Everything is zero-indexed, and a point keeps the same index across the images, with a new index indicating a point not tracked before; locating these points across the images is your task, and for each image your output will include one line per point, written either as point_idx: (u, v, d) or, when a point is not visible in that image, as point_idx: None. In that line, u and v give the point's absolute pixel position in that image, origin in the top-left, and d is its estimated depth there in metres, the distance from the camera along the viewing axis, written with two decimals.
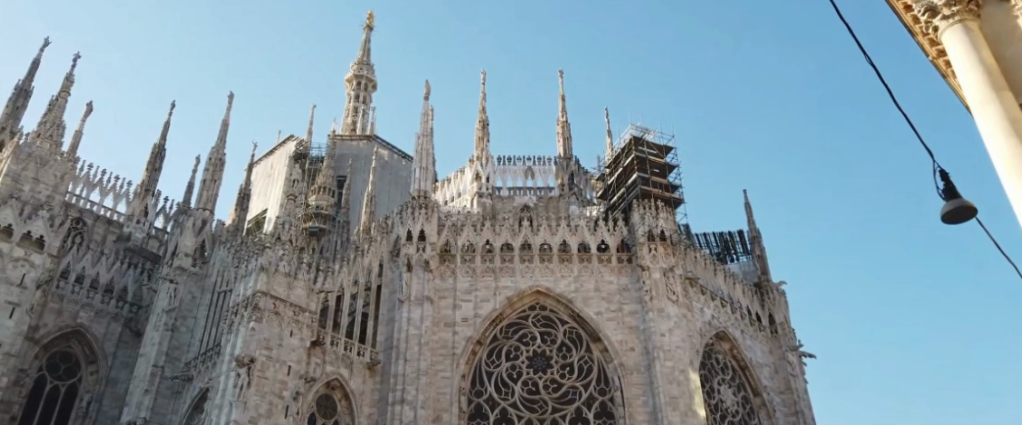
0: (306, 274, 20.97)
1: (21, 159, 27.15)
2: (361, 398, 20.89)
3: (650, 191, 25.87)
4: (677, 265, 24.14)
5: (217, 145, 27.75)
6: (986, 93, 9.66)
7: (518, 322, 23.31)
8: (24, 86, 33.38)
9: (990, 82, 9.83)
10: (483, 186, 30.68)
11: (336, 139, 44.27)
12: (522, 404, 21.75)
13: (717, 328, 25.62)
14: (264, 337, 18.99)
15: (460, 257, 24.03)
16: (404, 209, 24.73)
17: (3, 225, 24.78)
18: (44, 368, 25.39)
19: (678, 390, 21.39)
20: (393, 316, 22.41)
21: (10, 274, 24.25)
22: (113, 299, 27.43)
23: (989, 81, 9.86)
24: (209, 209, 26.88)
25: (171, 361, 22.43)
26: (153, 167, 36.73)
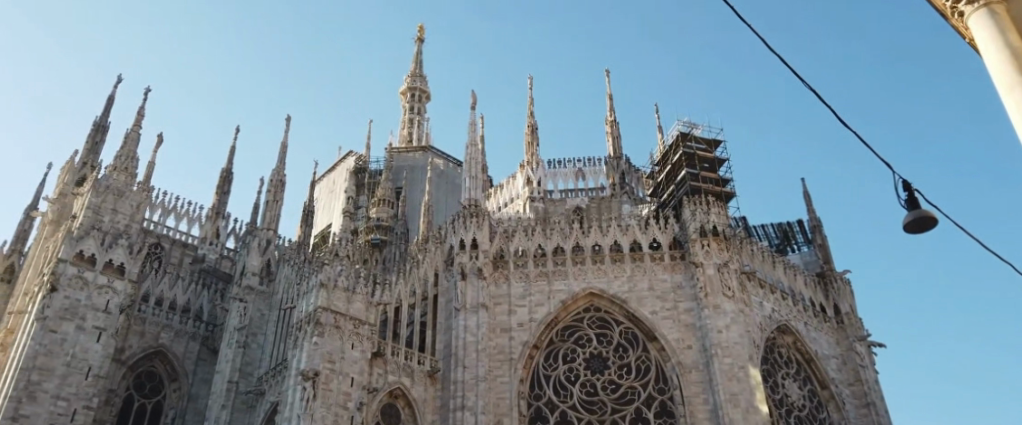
0: (364, 288, 21.72)
1: (101, 191, 28.74)
2: (424, 405, 21.56)
3: (701, 186, 25.77)
4: (732, 259, 24.02)
5: (277, 167, 28.93)
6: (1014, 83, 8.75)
7: (574, 325, 23.61)
8: (100, 122, 35.40)
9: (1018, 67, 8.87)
10: (535, 191, 31.15)
11: (393, 152, 45.73)
12: (581, 406, 22.04)
13: (778, 322, 25.20)
14: (327, 350, 19.79)
15: (513, 263, 24.49)
16: (456, 219, 25.36)
17: (87, 255, 26.36)
18: (131, 387, 26.93)
19: (738, 387, 21.26)
20: (450, 324, 23.05)
21: (95, 301, 25.72)
22: (190, 319, 28.86)
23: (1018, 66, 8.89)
24: (274, 229, 28.09)
25: (244, 377, 23.59)
26: (223, 191, 38.46)
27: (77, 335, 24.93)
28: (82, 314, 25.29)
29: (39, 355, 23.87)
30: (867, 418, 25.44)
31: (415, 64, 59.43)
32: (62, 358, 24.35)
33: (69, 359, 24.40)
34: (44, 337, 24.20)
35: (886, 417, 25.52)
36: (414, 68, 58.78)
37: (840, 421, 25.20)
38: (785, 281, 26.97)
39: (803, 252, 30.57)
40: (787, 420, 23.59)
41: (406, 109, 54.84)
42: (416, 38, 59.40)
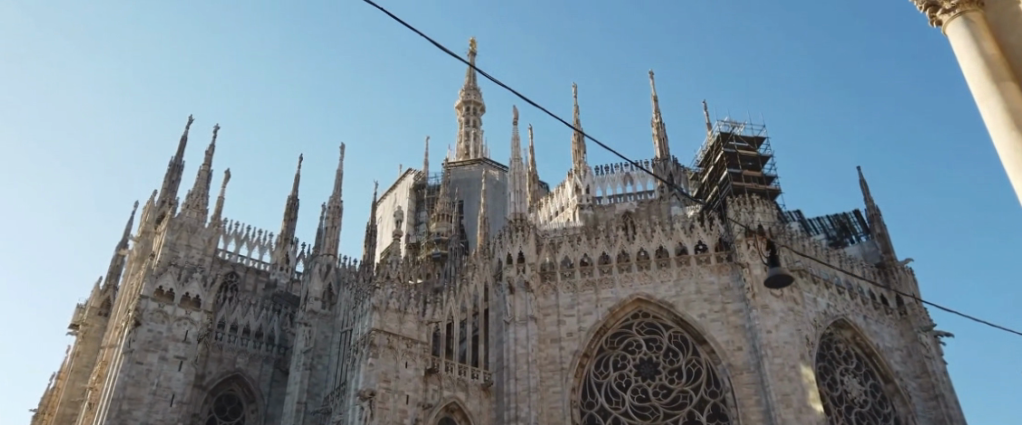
0: (415, 308, 22.62)
1: (175, 229, 30.53)
2: (480, 417, 22.34)
3: (744, 186, 25.70)
4: (780, 257, 23.92)
5: (333, 195, 30.32)
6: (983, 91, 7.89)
7: (623, 331, 24.03)
8: (176, 162, 37.69)
9: (993, 73, 8.00)
10: (584, 198, 32.04)
11: (450, 167, 47.73)
12: (633, 412, 22.40)
13: (834, 317, 24.56)
14: (382, 370, 20.67)
15: (561, 274, 25.11)
16: (503, 233, 26.14)
17: (165, 290, 27.93)
18: (213, 411, 28.55)
19: (791, 387, 21.13)
20: (501, 337, 23.80)
21: (175, 331, 27.29)
22: (263, 343, 30.47)
23: (992, 72, 8.03)
24: (333, 254, 29.34)
25: (312, 397, 24.84)
26: (290, 217, 40.37)
27: (161, 365, 26.47)
28: (164, 345, 26.86)
29: (128, 385, 25.46)
30: (936, 410, 24.51)
31: (468, 77, 61.12)
32: (148, 388, 25.91)
33: (155, 388, 25.93)
34: (131, 369, 25.78)
35: (957, 409, 24.46)
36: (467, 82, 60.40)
37: (907, 415, 24.38)
38: (841, 273, 26.30)
39: (861, 243, 29.97)
40: (847, 417, 22.92)
41: (461, 123, 56.45)
42: (467, 52, 61.04)
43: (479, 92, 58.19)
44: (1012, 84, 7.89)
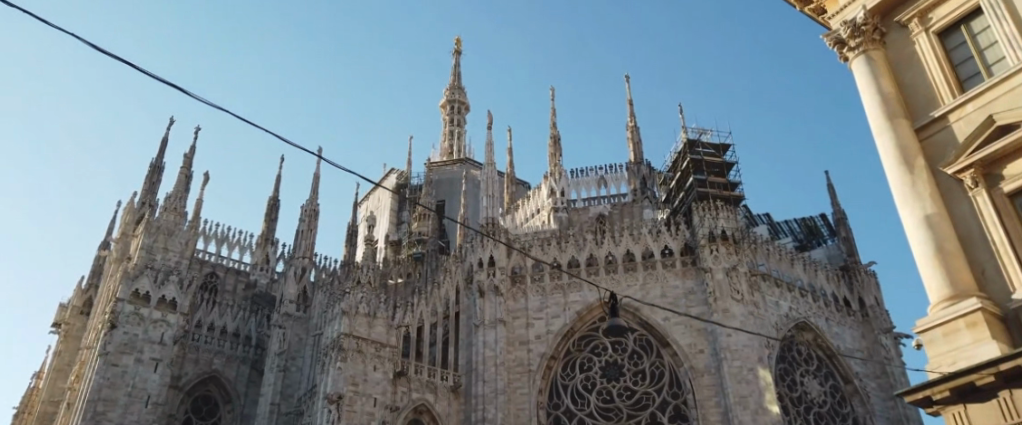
0: (385, 313, 23.12)
1: (153, 231, 30.80)
2: (448, 419, 22.89)
3: (708, 192, 26.34)
4: (743, 262, 24.45)
5: (310, 198, 30.73)
6: (881, 123, 11.74)
7: (590, 334, 24.58)
8: (157, 163, 37.97)
9: (888, 110, 11.93)
10: (559, 201, 32.55)
11: (433, 166, 48.31)
12: (598, 413, 23.00)
13: (796, 319, 25.06)
14: (351, 373, 21.20)
15: (531, 278, 25.63)
16: (475, 237, 26.59)
17: (141, 293, 28.29)
18: (189, 411, 29.06)
19: (748, 389, 21.75)
20: (471, 340, 24.33)
21: (151, 334, 27.68)
22: (240, 345, 30.93)
23: (887, 108, 11.96)
24: (309, 257, 29.89)
25: (285, 398, 25.35)
26: (271, 217, 40.75)
27: (136, 367, 26.90)
28: (139, 347, 27.26)
29: (103, 387, 25.90)
30: (894, 410, 25.12)
31: (453, 75, 61.55)
32: (124, 389, 26.34)
33: (130, 389, 26.37)
34: (106, 370, 26.19)
35: (914, 409, 25.09)
36: (452, 80, 60.92)
37: (865, 415, 24.99)
38: (804, 276, 26.81)
39: (828, 246, 30.64)
40: (806, 417, 23.45)
41: (446, 121, 56.95)
42: (453, 51, 61.46)
43: (464, 91, 58.64)
44: (901, 120, 11.80)
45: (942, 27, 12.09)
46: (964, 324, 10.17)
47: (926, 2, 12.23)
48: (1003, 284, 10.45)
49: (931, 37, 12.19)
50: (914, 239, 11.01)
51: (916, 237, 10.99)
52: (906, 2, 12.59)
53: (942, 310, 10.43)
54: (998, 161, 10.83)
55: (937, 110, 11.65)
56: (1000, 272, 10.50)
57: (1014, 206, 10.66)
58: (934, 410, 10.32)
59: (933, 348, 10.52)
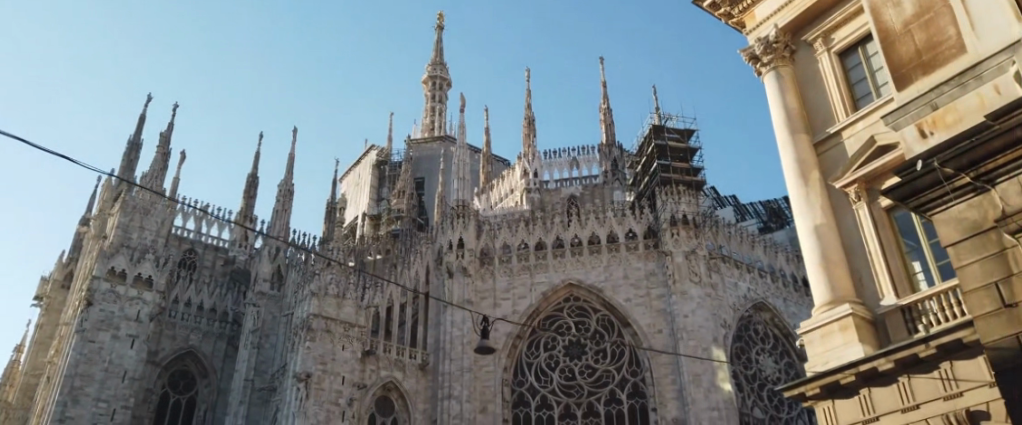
0: (354, 293, 23.90)
1: (128, 211, 31.14)
2: (416, 396, 23.76)
3: (671, 177, 27.15)
4: (704, 245, 25.19)
5: (285, 178, 31.25)
6: (783, 138, 12.31)
7: (555, 314, 25.36)
8: (135, 141, 38.19)
9: (790, 126, 12.50)
10: (532, 182, 33.10)
11: (413, 144, 48.81)
12: (560, 390, 23.91)
13: (754, 300, 25.94)
14: (319, 353, 22.09)
15: (498, 259, 26.26)
16: (445, 218, 27.19)
17: (118, 271, 28.90)
18: (167, 386, 29.83)
19: (701, 368, 22.66)
20: (440, 319, 25.10)
21: (127, 311, 28.31)
22: (217, 321, 31.59)
23: (790, 124, 12.52)
24: (283, 237, 30.47)
25: (259, 374, 26.19)
26: (249, 194, 41.17)
27: (113, 343, 27.57)
28: (116, 324, 27.91)
29: (80, 362, 26.62)
30: None
31: (435, 50, 61.69)
32: (100, 365, 27.05)
33: (106, 365, 27.09)
34: (83, 347, 26.92)
35: None
36: (435, 56, 61.07)
37: None
38: (764, 258, 27.59)
39: (791, 228, 31.58)
40: (760, 393, 24.37)
41: (428, 97, 57.24)
42: (436, 26, 61.54)
43: (446, 66, 58.78)
44: (802, 136, 12.39)
45: (843, 48, 12.71)
46: (838, 327, 10.72)
47: (828, 24, 12.84)
48: (875, 291, 11.09)
49: (833, 57, 12.79)
50: (804, 249, 11.65)
51: (806, 247, 11.62)
52: (811, 23, 13.18)
53: (822, 314, 11.01)
54: (879, 177, 11.33)
55: (832, 127, 12.23)
56: (874, 280, 11.15)
57: (889, 219, 11.32)
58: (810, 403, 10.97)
59: (812, 348, 11.13)
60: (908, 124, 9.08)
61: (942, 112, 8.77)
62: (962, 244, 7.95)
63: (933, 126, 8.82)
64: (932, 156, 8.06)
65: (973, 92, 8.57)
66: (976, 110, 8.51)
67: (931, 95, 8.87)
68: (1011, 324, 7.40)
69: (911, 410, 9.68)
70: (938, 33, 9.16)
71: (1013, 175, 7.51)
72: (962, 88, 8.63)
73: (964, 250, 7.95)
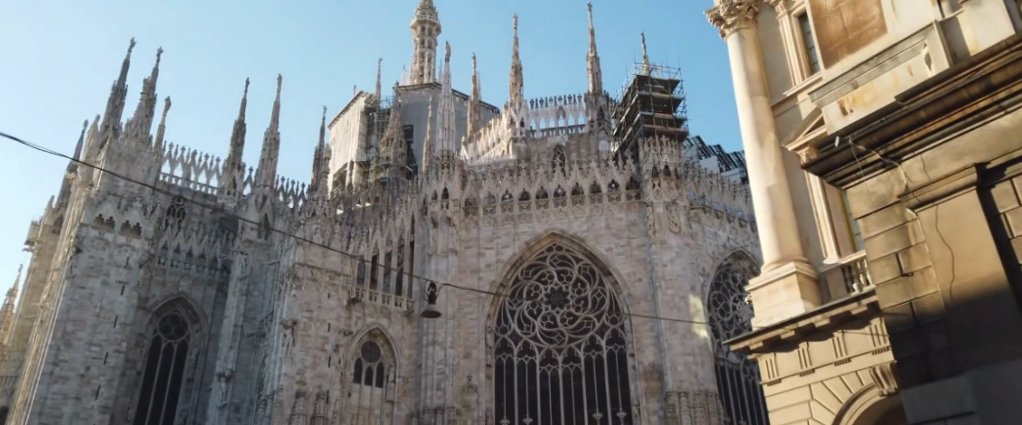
0: (339, 243, 24.37)
1: (114, 159, 31.17)
2: (401, 342, 24.37)
3: (653, 128, 27.46)
4: (684, 196, 25.55)
5: (271, 127, 31.33)
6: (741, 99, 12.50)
7: (538, 263, 25.86)
8: (120, 87, 37.97)
9: (749, 87, 12.68)
10: (518, 131, 33.26)
11: (402, 91, 48.68)
12: (542, 336, 24.58)
13: (732, 249, 26.42)
14: (305, 301, 22.63)
15: (482, 209, 26.63)
16: (430, 168, 27.41)
17: (106, 218, 29.19)
18: (158, 330, 30.42)
19: (678, 316, 23.25)
20: (424, 268, 25.52)
21: (116, 258, 28.75)
22: (207, 268, 32.03)
23: (750, 85, 12.70)
24: (269, 186, 30.69)
25: (248, 320, 26.81)
26: (237, 142, 41.20)
27: (103, 289, 28.06)
28: (106, 270, 28.35)
29: (71, 308, 27.14)
30: None
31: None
32: (92, 310, 27.59)
33: (98, 311, 27.63)
34: (74, 292, 27.40)
35: None
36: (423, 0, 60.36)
37: None
38: (745, 208, 28.00)
39: None
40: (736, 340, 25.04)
41: (417, 42, 56.78)
42: None
43: (435, 11, 58.17)
44: (760, 97, 12.55)
45: (802, 13, 12.87)
46: (783, 285, 11.08)
47: None
48: (821, 251, 11.49)
49: (794, 20, 12.95)
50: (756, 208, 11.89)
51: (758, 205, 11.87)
52: None
53: (769, 271, 11.39)
54: None
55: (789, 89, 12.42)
56: (819, 240, 11.54)
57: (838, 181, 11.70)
58: (754, 356, 11.52)
59: (758, 304, 11.54)
60: (831, 102, 9.01)
61: (861, 91, 8.67)
62: (870, 216, 8.07)
63: (852, 103, 8.72)
64: (850, 133, 8.24)
65: (888, 72, 8.47)
66: (892, 89, 8.39)
67: (852, 74, 8.78)
68: (905, 292, 7.57)
69: (842, 363, 10.20)
70: (864, 12, 9.30)
71: (919, 153, 7.69)
72: (881, 68, 8.55)
73: (872, 223, 8.07)
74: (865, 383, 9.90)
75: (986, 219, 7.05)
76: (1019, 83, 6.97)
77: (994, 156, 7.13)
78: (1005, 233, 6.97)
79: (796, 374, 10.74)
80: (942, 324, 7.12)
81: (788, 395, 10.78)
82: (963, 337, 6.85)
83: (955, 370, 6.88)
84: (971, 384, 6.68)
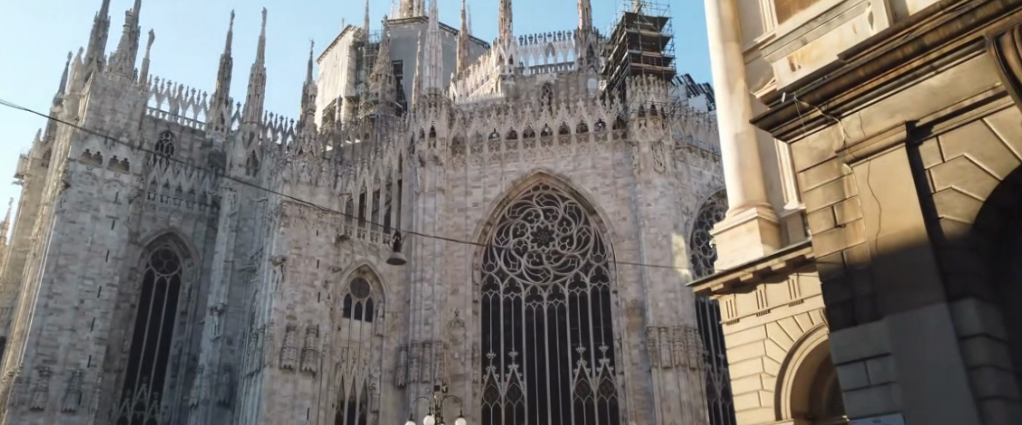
0: (326, 181, 24.58)
1: (99, 93, 30.92)
2: (390, 278, 24.84)
3: (641, 67, 27.47)
4: (670, 136, 25.72)
5: (256, 62, 31.13)
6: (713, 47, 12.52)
7: (525, 202, 26.24)
8: (102, 19, 37.39)
9: (721, 34, 12.68)
10: (507, 68, 33.12)
11: (390, 25, 48.08)
12: (528, 273, 25.11)
13: (717, 188, 26.72)
14: (294, 238, 22.98)
15: (470, 148, 26.77)
16: (417, 106, 27.39)
17: (93, 153, 29.19)
18: (151, 265, 30.83)
19: (661, 254, 23.74)
20: (412, 206, 25.79)
21: (105, 193, 28.92)
22: (196, 204, 32.25)
23: (722, 32, 12.70)
24: (257, 122, 30.66)
25: (239, 256, 27.26)
26: (223, 76, 40.87)
27: (93, 224, 28.31)
28: (95, 205, 28.56)
29: (63, 242, 27.44)
30: None
31: None
32: (83, 244, 27.92)
33: (89, 245, 27.97)
34: (64, 227, 27.64)
35: None
36: None
37: None
38: None
39: None
40: None
41: None
42: None
43: None
44: (732, 44, 12.59)
45: None
46: (744, 230, 11.34)
47: None
48: (783, 197, 11.75)
49: None
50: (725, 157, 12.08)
51: (727, 155, 12.05)
52: None
53: (732, 217, 11.61)
54: None
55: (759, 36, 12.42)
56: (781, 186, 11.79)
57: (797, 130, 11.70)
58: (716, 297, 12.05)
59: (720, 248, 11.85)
60: (782, 58, 8.74)
61: (810, 48, 8.42)
62: (811, 170, 8.04)
63: (801, 60, 8.48)
64: (794, 90, 8.14)
65: (835, 30, 8.21)
66: (838, 46, 8.12)
67: (802, 30, 8.51)
68: (838, 242, 7.57)
69: (795, 304, 10.71)
70: None
71: (857, 110, 7.64)
72: (828, 25, 8.26)
73: (812, 176, 8.05)
74: (814, 324, 10.39)
75: (913, 175, 7.08)
76: (953, 43, 6.89)
77: (924, 114, 7.14)
78: (930, 188, 7.03)
79: (754, 314, 11.31)
80: (869, 271, 7.19)
81: (746, 333, 11.39)
82: (886, 286, 6.95)
83: (877, 315, 7.02)
84: (891, 329, 6.81)
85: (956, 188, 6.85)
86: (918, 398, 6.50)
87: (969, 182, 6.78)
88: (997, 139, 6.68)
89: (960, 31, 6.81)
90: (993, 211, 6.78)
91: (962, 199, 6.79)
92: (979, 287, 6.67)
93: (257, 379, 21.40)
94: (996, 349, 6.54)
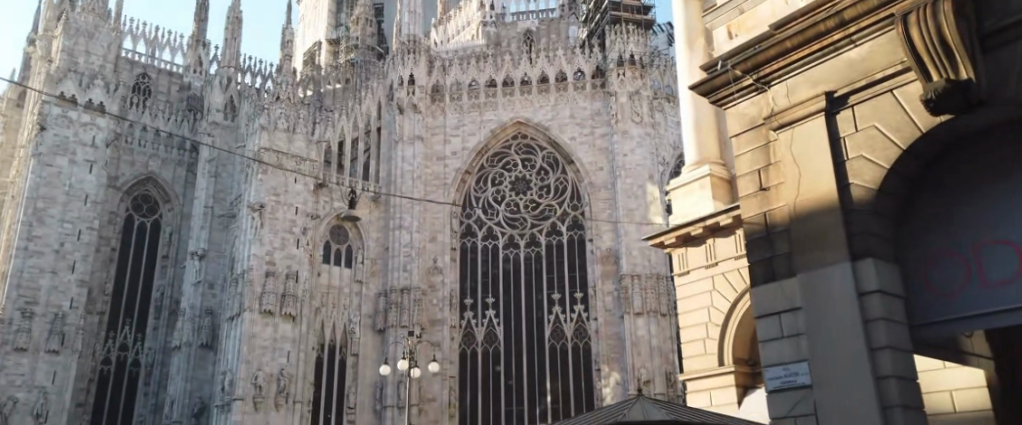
0: (304, 128, 24.59)
1: (72, 34, 30.37)
2: (369, 225, 25.08)
3: (620, 17, 27.52)
4: (648, 86, 25.80)
5: (233, 5, 30.68)
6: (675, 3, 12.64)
7: (503, 152, 26.43)
8: None
9: None
10: (488, 15, 32.83)
11: None
12: (505, 222, 25.47)
13: None
14: (272, 185, 23.22)
15: (449, 96, 26.74)
16: (396, 53, 27.21)
17: (68, 96, 28.88)
18: (130, 209, 30.88)
19: (635, 204, 24.16)
20: (391, 154, 25.89)
21: (81, 136, 28.72)
22: (175, 149, 32.10)
23: None
24: (234, 66, 30.40)
25: (220, 202, 27.40)
26: (200, 19, 40.22)
27: (71, 168, 28.19)
28: (72, 149, 28.38)
29: (40, 186, 27.43)
30: None
31: None
32: (61, 188, 27.89)
33: (67, 189, 27.94)
34: (42, 171, 27.59)
35: None
36: None
37: None
38: None
39: None
40: None
41: None
42: None
43: None
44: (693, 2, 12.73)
45: None
46: (697, 186, 11.73)
47: None
48: None
49: None
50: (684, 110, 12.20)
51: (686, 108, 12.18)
52: None
53: (687, 174, 11.96)
54: None
55: None
56: None
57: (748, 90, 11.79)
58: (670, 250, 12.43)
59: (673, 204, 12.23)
60: (721, 26, 9.15)
61: (746, 17, 8.84)
62: (742, 135, 8.31)
63: (738, 29, 8.89)
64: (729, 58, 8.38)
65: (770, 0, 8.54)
66: (771, 15, 8.51)
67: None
68: (761, 205, 7.88)
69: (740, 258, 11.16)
70: None
71: (785, 79, 7.91)
72: None
73: (743, 141, 8.31)
74: None
75: (829, 144, 7.40)
76: (868, 19, 7.10)
77: (842, 85, 7.40)
78: (844, 155, 7.35)
79: (703, 266, 11.74)
80: (788, 233, 7.56)
81: (694, 284, 11.85)
82: (800, 249, 7.35)
83: (792, 273, 7.43)
84: (803, 289, 7.25)
85: (866, 156, 7.16)
86: (822, 352, 6.99)
87: (878, 152, 7.08)
88: (904, 111, 6.93)
89: (876, 7, 6.99)
90: (898, 178, 7.10)
91: (871, 167, 7.10)
92: (881, 248, 7.06)
93: (237, 322, 21.82)
94: (894, 305, 6.94)
